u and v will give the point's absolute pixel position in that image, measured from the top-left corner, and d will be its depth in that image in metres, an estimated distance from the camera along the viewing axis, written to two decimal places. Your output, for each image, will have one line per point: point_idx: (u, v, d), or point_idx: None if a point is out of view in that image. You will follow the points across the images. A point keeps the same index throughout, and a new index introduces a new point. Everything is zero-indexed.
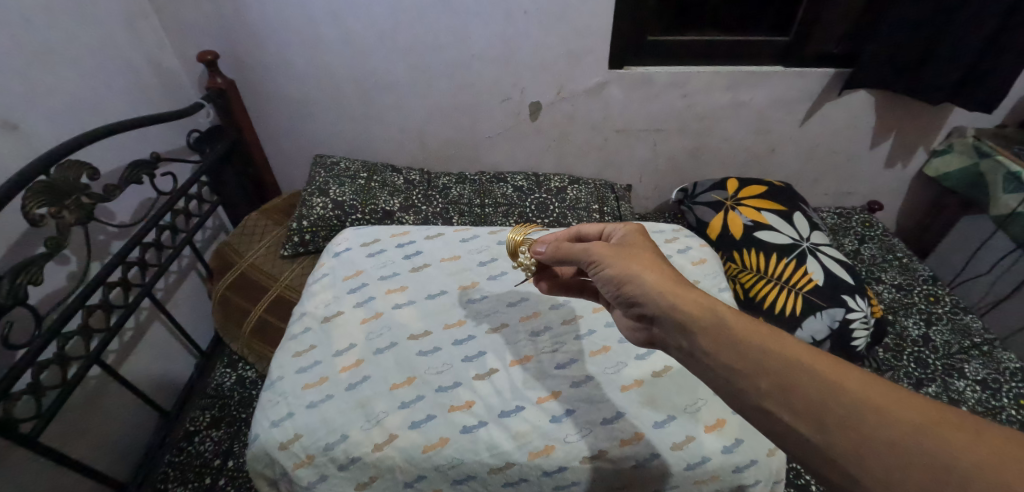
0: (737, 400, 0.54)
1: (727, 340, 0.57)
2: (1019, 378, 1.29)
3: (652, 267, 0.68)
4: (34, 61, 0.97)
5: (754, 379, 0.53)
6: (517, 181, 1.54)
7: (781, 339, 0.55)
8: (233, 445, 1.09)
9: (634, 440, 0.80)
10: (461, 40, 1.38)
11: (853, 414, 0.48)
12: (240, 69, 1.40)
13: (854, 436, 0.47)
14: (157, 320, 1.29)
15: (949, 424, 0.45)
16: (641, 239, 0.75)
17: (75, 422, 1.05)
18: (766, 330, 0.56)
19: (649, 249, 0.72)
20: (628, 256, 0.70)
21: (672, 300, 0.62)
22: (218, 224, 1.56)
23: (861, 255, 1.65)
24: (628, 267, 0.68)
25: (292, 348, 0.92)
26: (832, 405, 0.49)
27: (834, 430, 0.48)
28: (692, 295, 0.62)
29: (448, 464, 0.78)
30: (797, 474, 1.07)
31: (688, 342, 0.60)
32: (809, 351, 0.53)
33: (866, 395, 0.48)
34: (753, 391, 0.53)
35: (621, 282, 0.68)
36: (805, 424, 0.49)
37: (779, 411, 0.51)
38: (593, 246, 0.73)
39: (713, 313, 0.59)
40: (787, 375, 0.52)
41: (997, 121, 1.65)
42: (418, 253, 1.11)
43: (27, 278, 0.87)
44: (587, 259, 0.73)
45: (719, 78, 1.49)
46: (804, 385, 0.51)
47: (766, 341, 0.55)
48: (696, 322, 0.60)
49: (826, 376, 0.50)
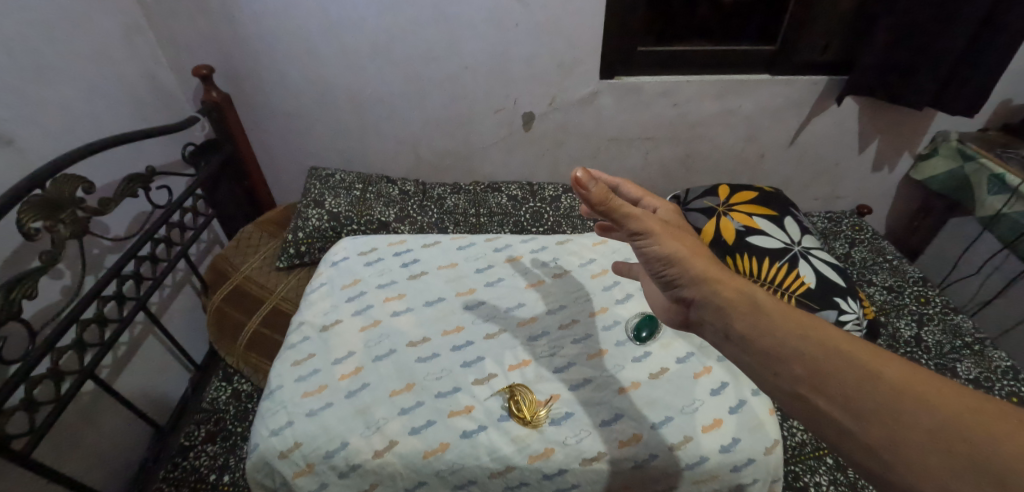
0: (771, 384, 0.56)
1: (761, 323, 0.59)
2: (1011, 376, 1.31)
3: (698, 251, 0.68)
4: (32, 78, 0.98)
5: (789, 364, 0.55)
6: (512, 190, 1.56)
7: (819, 325, 0.56)
8: (229, 461, 1.09)
9: (632, 441, 0.80)
10: (455, 53, 1.40)
11: (888, 399, 0.49)
12: (237, 83, 1.42)
13: (889, 422, 0.49)
14: (150, 335, 1.28)
15: (991, 415, 0.47)
16: (678, 219, 0.77)
17: (69, 439, 1.04)
18: (805, 319, 0.57)
19: (687, 231, 0.74)
20: (676, 237, 0.69)
21: (712, 286, 0.64)
22: (213, 238, 1.56)
23: (851, 258, 1.67)
24: (675, 250, 0.67)
25: (290, 357, 0.91)
26: (869, 390, 0.50)
27: (869, 415, 0.49)
28: (735, 283, 0.64)
29: (448, 469, 0.78)
30: (796, 476, 1.10)
31: (724, 327, 0.62)
32: (848, 339, 0.54)
33: (906, 383, 0.50)
34: (787, 376, 0.55)
35: (669, 262, 0.67)
36: (840, 412, 0.51)
37: (810, 395, 0.53)
38: (643, 215, 0.68)
39: (754, 304, 0.61)
40: (821, 361, 0.54)
41: (980, 125, 1.69)
42: (416, 261, 1.11)
43: (22, 291, 0.86)
44: (633, 225, 0.68)
45: (707, 87, 1.53)
46: (840, 371, 0.52)
47: (803, 328, 0.56)
48: (735, 307, 0.61)
49: (862, 362, 0.52)
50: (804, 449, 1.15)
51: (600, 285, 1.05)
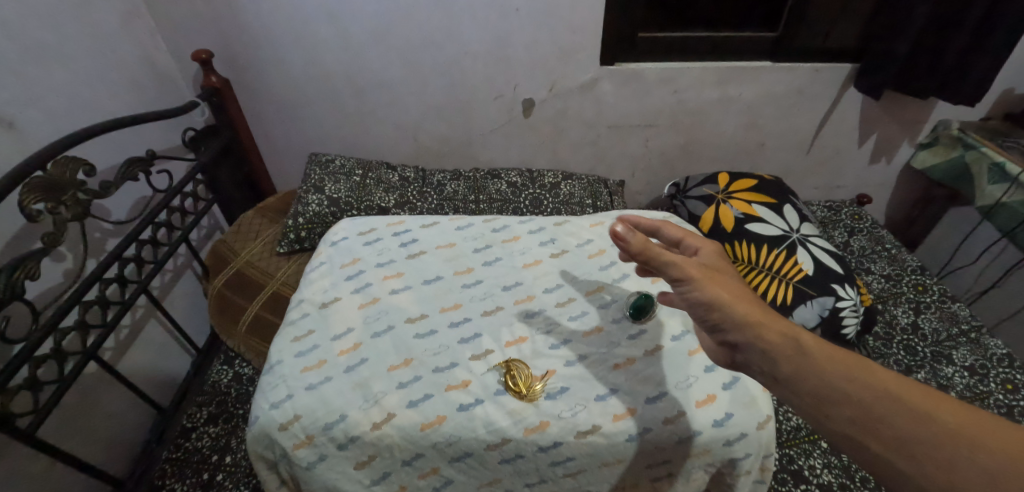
0: (822, 430, 0.53)
1: (808, 367, 0.56)
2: (1006, 364, 1.32)
3: (742, 295, 0.66)
4: (31, 61, 0.98)
5: (839, 407, 0.52)
6: (512, 177, 1.56)
7: (868, 366, 0.54)
8: (230, 442, 1.10)
9: (626, 415, 0.81)
10: (455, 38, 1.39)
11: (950, 445, 0.47)
12: (236, 68, 1.41)
13: (955, 471, 0.46)
14: (152, 318, 1.29)
15: None
16: (721, 258, 0.74)
17: (73, 420, 1.05)
18: (852, 359, 0.55)
19: (730, 272, 0.71)
20: (716, 281, 0.67)
21: (754, 327, 0.61)
22: (213, 224, 1.57)
23: (850, 247, 1.67)
24: (716, 294, 0.65)
25: (290, 333, 0.92)
26: (928, 436, 0.48)
27: (932, 465, 0.47)
28: (779, 324, 0.61)
29: (445, 441, 0.79)
30: (790, 459, 1.11)
31: (767, 370, 0.59)
32: (899, 379, 0.52)
33: (967, 428, 0.47)
34: (838, 420, 0.52)
35: (710, 307, 0.65)
36: (900, 460, 0.48)
37: (867, 442, 0.50)
38: (681, 261, 0.68)
39: (798, 346, 0.58)
40: (873, 404, 0.51)
41: (982, 115, 1.69)
42: (414, 242, 1.12)
43: (25, 273, 0.87)
44: (672, 271, 0.68)
45: (708, 74, 1.52)
46: (895, 416, 0.50)
47: (853, 371, 0.54)
48: (779, 349, 0.59)
49: (917, 406, 0.50)
50: (798, 433, 1.16)
51: (597, 265, 1.06)
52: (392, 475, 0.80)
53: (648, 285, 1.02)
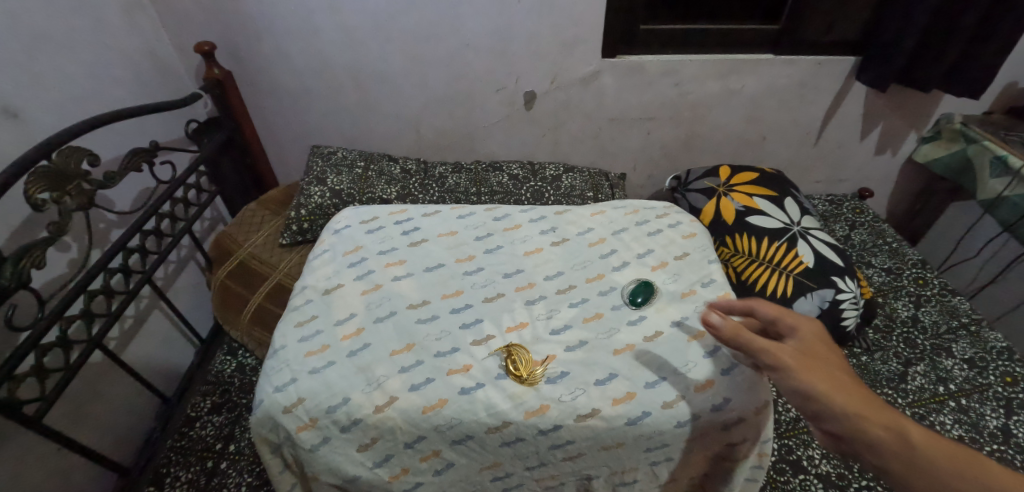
0: None
1: (921, 469, 0.58)
2: (1006, 357, 1.32)
3: (846, 385, 0.65)
4: (35, 52, 0.98)
5: None
6: (513, 170, 1.56)
7: (978, 464, 0.57)
8: (234, 429, 1.11)
9: (626, 399, 0.82)
10: (456, 30, 1.39)
11: None
12: (239, 60, 1.42)
13: None
14: (156, 309, 1.30)
15: None
16: (821, 340, 0.72)
17: (79, 408, 1.06)
18: (962, 460, 0.58)
19: (831, 355, 0.70)
20: (815, 370, 0.67)
21: (863, 425, 0.62)
22: (216, 215, 1.58)
23: (851, 240, 1.68)
24: (811, 384, 0.66)
25: (294, 318, 0.93)
26: None
27: None
28: (887, 420, 0.62)
29: (447, 424, 0.80)
30: (789, 450, 1.12)
31: (878, 469, 0.61)
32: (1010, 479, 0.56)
33: None
34: None
35: (811, 401, 0.65)
36: None
37: None
38: (777, 352, 0.69)
39: (911, 445, 0.59)
40: None
41: (985, 108, 1.68)
42: (416, 230, 1.12)
43: (31, 261, 0.88)
44: (768, 361, 0.70)
45: (709, 67, 1.52)
46: None
47: (968, 475, 0.57)
48: (894, 450, 0.60)
49: None
50: (796, 424, 1.17)
51: (597, 253, 1.07)
52: (394, 457, 0.81)
53: (648, 273, 1.03)
